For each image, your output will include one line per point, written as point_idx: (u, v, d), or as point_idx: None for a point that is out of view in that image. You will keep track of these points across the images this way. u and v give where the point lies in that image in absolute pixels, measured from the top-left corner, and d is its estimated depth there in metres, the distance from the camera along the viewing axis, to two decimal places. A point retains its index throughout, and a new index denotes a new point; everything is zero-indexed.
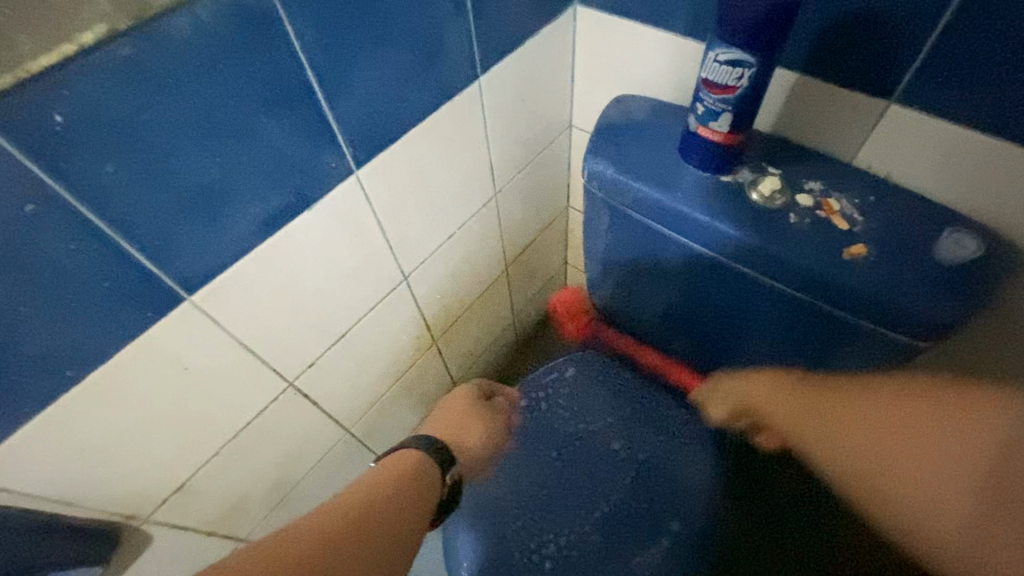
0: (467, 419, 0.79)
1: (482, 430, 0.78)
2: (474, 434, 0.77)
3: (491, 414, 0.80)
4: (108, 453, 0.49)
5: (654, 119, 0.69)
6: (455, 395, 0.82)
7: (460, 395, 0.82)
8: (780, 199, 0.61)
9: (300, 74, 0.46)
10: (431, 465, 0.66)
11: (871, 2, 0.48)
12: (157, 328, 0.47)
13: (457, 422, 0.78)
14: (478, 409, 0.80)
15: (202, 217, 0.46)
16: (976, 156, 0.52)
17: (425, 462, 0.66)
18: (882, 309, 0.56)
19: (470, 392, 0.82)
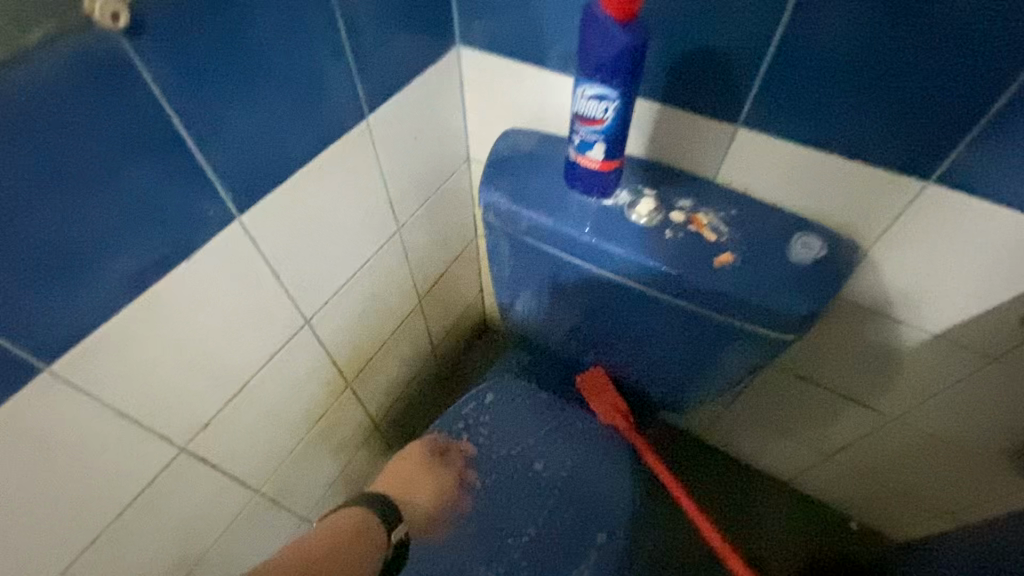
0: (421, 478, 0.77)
1: (432, 488, 0.76)
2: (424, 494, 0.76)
3: (445, 469, 0.78)
4: None
5: (543, 148, 0.72)
6: (411, 451, 0.80)
7: (413, 451, 0.80)
8: (657, 217, 0.65)
9: (166, 123, 0.44)
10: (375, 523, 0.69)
11: (710, 38, 0.56)
12: (10, 404, 0.43)
13: (412, 479, 0.78)
14: (430, 465, 0.78)
15: (56, 279, 0.42)
16: (812, 167, 0.61)
17: (370, 525, 0.68)
18: (754, 312, 0.60)
19: (425, 447, 0.80)
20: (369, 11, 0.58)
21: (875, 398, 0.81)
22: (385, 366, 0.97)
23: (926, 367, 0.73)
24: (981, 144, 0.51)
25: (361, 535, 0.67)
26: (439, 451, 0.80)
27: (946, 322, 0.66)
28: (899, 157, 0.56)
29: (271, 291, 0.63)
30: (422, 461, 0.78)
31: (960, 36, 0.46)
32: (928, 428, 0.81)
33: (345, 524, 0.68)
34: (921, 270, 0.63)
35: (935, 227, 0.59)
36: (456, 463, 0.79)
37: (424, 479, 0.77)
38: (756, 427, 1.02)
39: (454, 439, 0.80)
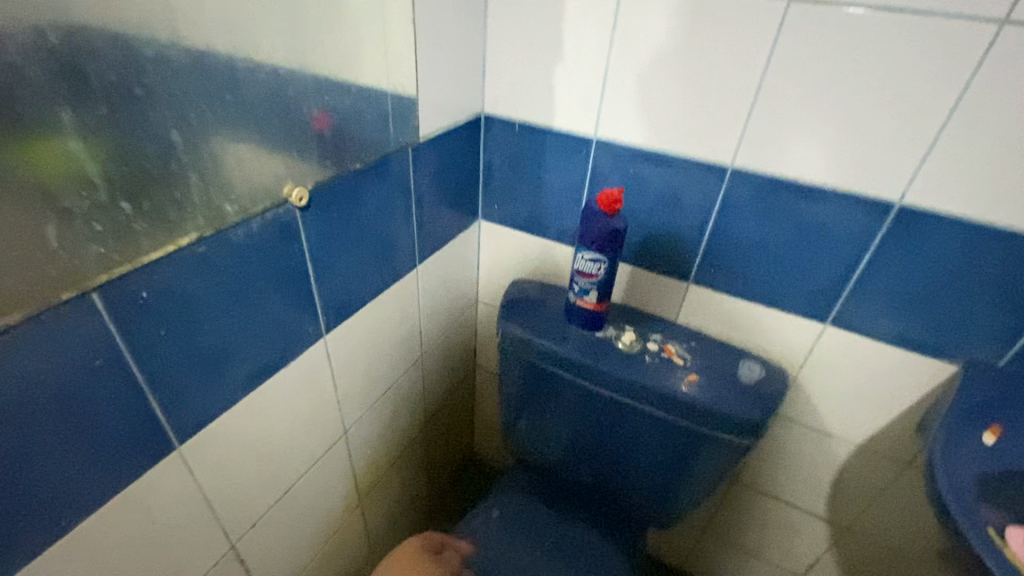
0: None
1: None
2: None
3: (443, 565, 0.79)
4: None
5: (545, 293, 0.94)
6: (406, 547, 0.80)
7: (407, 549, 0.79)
8: (637, 345, 0.84)
9: (304, 263, 0.61)
10: None
11: (667, 224, 0.82)
12: (142, 478, 0.51)
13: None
14: (430, 562, 0.78)
15: (208, 373, 0.54)
16: (744, 311, 0.84)
17: None
18: (718, 420, 0.77)
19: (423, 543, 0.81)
20: (431, 194, 0.82)
21: (825, 508, 0.95)
22: (390, 486, 1.03)
23: (859, 476, 0.89)
24: (853, 297, 0.75)
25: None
26: (435, 550, 0.82)
27: (863, 433, 0.85)
28: (802, 306, 0.79)
29: (328, 399, 0.75)
30: (422, 556, 0.79)
31: (825, 230, 0.72)
32: (874, 537, 0.93)
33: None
34: (835, 390, 0.83)
35: (836, 356, 0.80)
36: (451, 561, 0.82)
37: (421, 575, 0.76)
38: (732, 549, 1.11)
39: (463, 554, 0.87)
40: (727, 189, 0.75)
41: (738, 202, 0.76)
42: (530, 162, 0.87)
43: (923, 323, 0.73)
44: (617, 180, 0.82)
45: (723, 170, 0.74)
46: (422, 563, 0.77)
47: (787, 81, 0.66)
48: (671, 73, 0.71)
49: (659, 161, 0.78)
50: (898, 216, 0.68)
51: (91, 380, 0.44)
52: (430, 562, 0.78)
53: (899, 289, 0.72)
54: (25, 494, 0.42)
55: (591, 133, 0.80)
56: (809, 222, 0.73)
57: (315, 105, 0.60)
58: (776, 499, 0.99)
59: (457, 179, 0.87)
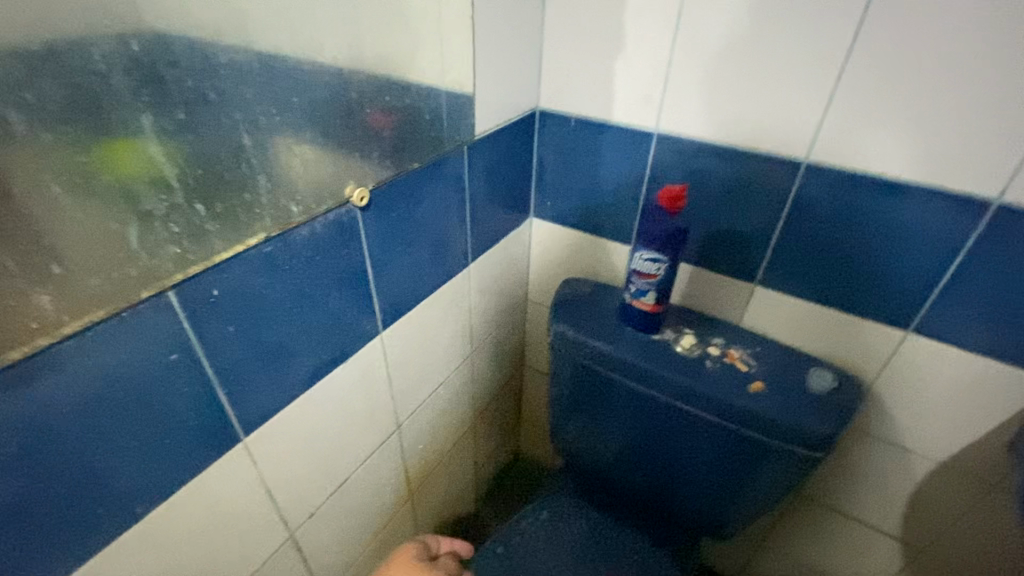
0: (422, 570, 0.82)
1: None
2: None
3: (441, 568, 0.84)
4: None
5: (599, 292, 0.91)
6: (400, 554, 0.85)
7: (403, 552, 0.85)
8: (696, 349, 0.81)
9: (363, 262, 0.62)
10: None
11: (732, 222, 0.77)
12: (208, 469, 0.53)
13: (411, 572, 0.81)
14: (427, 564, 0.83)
15: (272, 369, 0.56)
16: (815, 316, 0.78)
17: None
18: (785, 431, 0.72)
19: (418, 548, 0.86)
20: (485, 193, 0.81)
21: (898, 528, 0.89)
22: (439, 481, 1.05)
23: (938, 495, 0.82)
24: (941, 304, 0.69)
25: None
26: (430, 555, 0.87)
27: (945, 450, 0.78)
28: (881, 312, 0.73)
29: (383, 395, 0.76)
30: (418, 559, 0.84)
31: (911, 230, 0.66)
32: (954, 562, 0.86)
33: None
34: (916, 403, 0.77)
35: (918, 367, 0.74)
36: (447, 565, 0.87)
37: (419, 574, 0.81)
38: (792, 566, 1.05)
39: (513, 554, 0.87)
40: (800, 186, 0.70)
41: (811, 199, 0.71)
42: (585, 158, 0.85)
43: (1023, 334, 0.66)
44: (679, 176, 0.78)
45: (796, 165, 0.69)
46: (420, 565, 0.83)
47: (870, 68, 0.61)
48: (739, 64, 0.67)
49: (723, 156, 0.73)
50: (996, 216, 0.61)
51: (164, 374, 0.46)
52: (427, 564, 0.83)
53: (996, 297, 0.65)
54: (102, 481, 0.44)
55: (651, 128, 0.77)
56: (892, 222, 0.67)
57: (376, 105, 0.60)
58: (842, 515, 0.93)
59: (511, 177, 0.86)
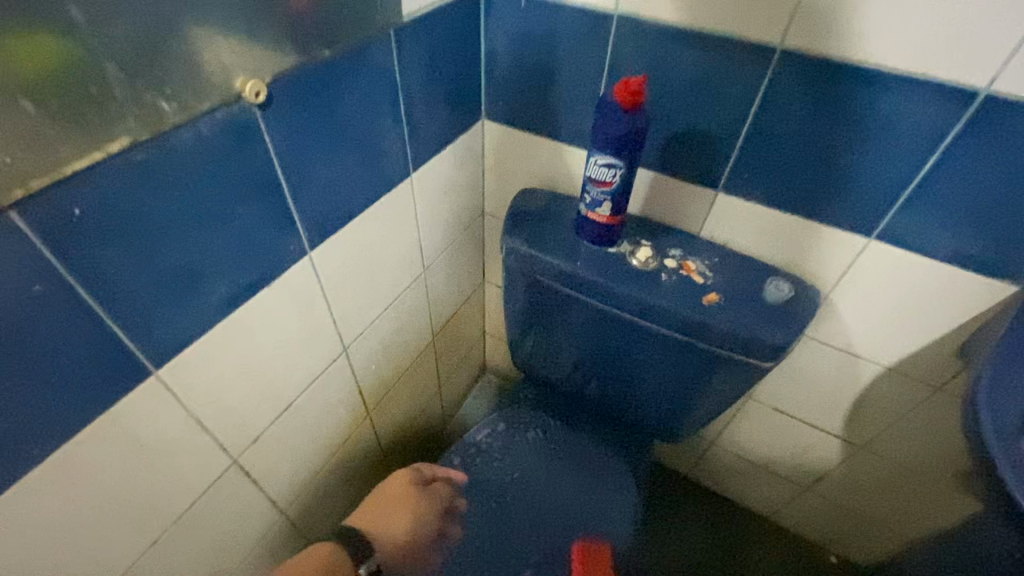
0: (403, 501, 0.82)
1: (414, 515, 0.81)
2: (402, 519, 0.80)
3: (429, 497, 0.83)
4: (49, 541, 0.49)
5: (555, 204, 0.85)
6: (397, 475, 0.85)
7: (399, 475, 0.84)
8: (653, 263, 0.77)
9: (272, 173, 0.54)
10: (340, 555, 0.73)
11: (696, 122, 0.70)
12: (119, 404, 0.49)
13: (390, 502, 0.82)
14: (416, 492, 0.82)
15: (176, 297, 0.50)
16: (778, 224, 0.74)
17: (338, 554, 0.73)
18: (738, 342, 0.71)
19: (410, 476, 0.84)
20: (423, 90, 0.71)
21: (841, 427, 0.93)
22: (398, 398, 1.04)
23: (881, 396, 0.84)
24: (909, 208, 0.65)
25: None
26: (425, 480, 0.85)
27: (894, 355, 0.79)
28: (846, 219, 0.70)
29: (323, 318, 0.72)
30: (408, 487, 0.83)
31: (883, 128, 0.61)
32: (889, 456, 0.91)
33: (322, 554, 0.73)
34: (871, 310, 0.76)
35: (878, 274, 0.72)
36: (442, 493, 0.84)
37: (406, 505, 0.81)
38: (741, 461, 1.12)
39: (472, 464, 0.88)
40: (771, 78, 0.63)
41: (783, 93, 0.63)
42: (537, 48, 0.74)
43: (987, 239, 0.63)
44: (640, 68, 0.69)
45: (768, 53, 0.61)
46: (407, 496, 0.82)
47: None
48: None
49: (689, 43, 0.64)
50: (981, 108, 0.55)
51: (31, 306, 0.40)
52: (415, 493, 0.82)
53: (968, 198, 0.61)
54: None
55: (611, 9, 0.66)
56: (866, 119, 0.61)
57: None
58: (790, 417, 0.97)
59: (454, 72, 0.75)
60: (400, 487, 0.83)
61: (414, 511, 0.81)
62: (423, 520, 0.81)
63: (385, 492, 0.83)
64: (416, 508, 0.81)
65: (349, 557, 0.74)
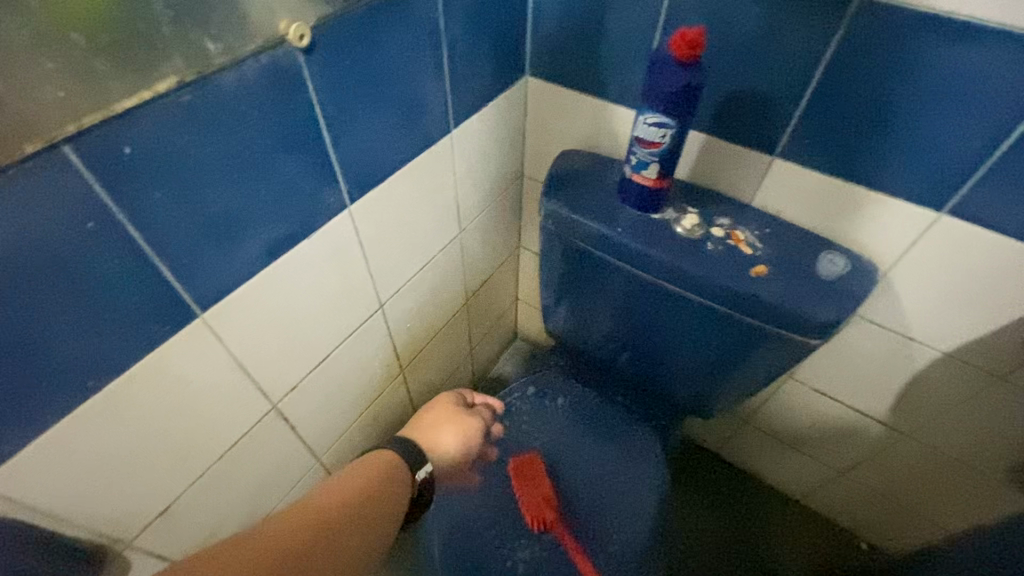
0: (451, 421, 0.77)
1: (463, 433, 0.77)
2: (455, 436, 0.76)
3: (476, 418, 0.80)
4: (107, 471, 0.52)
5: (599, 166, 0.82)
6: (438, 398, 0.80)
7: (440, 400, 0.80)
8: (699, 231, 0.74)
9: (313, 122, 0.53)
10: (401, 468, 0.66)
11: (756, 81, 0.66)
12: (167, 343, 0.51)
13: (437, 422, 0.77)
14: (463, 414, 0.79)
15: (221, 242, 0.51)
16: (838, 195, 0.70)
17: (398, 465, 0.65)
18: (784, 317, 0.68)
19: (452, 398, 0.81)
20: (467, 43, 0.68)
21: (886, 413, 0.89)
22: (431, 357, 1.06)
23: (934, 383, 0.80)
24: (990, 182, 0.59)
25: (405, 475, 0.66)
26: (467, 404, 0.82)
27: (954, 340, 0.74)
28: (917, 191, 0.64)
29: (360, 273, 0.72)
30: (454, 407, 0.79)
31: (970, 91, 0.55)
32: (936, 445, 0.87)
33: (380, 461, 0.65)
34: (933, 291, 0.71)
35: (946, 252, 0.67)
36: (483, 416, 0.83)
37: (457, 422, 0.77)
38: (774, 442, 1.10)
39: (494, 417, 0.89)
40: (846, 31, 0.57)
41: (857, 49, 0.58)
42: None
43: None
44: (699, 21, 0.64)
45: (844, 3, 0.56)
46: (455, 416, 0.78)
47: None
48: None
49: None
50: None
51: (85, 243, 0.41)
52: (463, 412, 0.79)
53: None
54: (41, 355, 0.42)
55: None
56: (951, 79, 0.55)
57: None
58: (832, 400, 0.93)
59: (500, 24, 0.72)
60: (446, 409, 0.78)
61: (466, 429, 0.77)
62: (474, 439, 0.77)
63: (428, 414, 0.78)
64: (466, 426, 0.77)
65: (412, 462, 0.67)
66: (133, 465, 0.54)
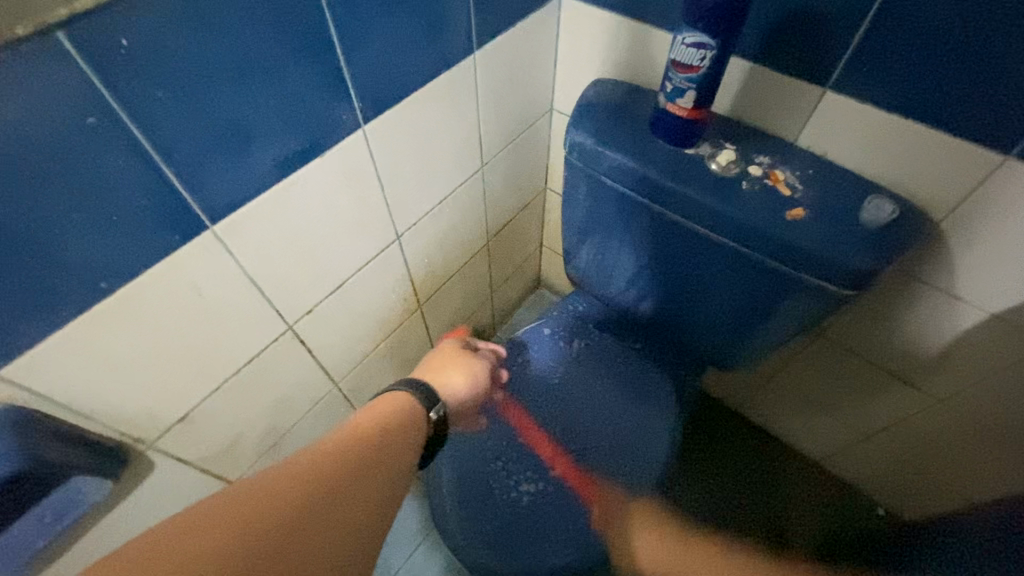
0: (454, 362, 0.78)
1: (468, 373, 0.76)
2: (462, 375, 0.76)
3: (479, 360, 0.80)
4: (124, 372, 0.54)
5: (632, 97, 0.77)
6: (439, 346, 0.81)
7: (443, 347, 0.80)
8: (734, 168, 0.69)
9: (323, 30, 0.50)
10: (415, 406, 0.65)
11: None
12: (179, 252, 0.51)
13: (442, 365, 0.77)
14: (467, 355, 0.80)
15: (227, 152, 0.49)
16: (895, 135, 0.63)
17: (413, 407, 0.64)
18: (820, 264, 0.63)
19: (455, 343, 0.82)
20: None
21: (921, 376, 0.84)
22: (451, 295, 1.05)
23: (981, 347, 0.74)
24: None
25: (417, 417, 0.64)
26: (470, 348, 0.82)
27: (1009, 302, 0.68)
28: (988, 129, 0.57)
29: (377, 200, 0.71)
30: (457, 350, 0.80)
31: None
32: (972, 413, 0.82)
33: (390, 409, 0.63)
34: (991, 246, 0.64)
35: (1012, 203, 0.60)
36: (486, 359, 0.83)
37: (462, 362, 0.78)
38: (797, 400, 1.07)
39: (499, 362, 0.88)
40: None
41: None
42: None
43: None
44: None
45: None
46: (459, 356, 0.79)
47: None
48: None
49: None
50: None
51: (86, 139, 0.40)
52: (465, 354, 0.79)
53: None
54: (51, 253, 0.42)
55: None
56: None
57: None
58: (864, 360, 0.89)
59: None
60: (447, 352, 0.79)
61: (471, 368, 0.77)
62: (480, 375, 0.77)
63: (433, 358, 0.78)
64: (473, 366, 0.77)
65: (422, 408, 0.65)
66: (149, 370, 0.56)
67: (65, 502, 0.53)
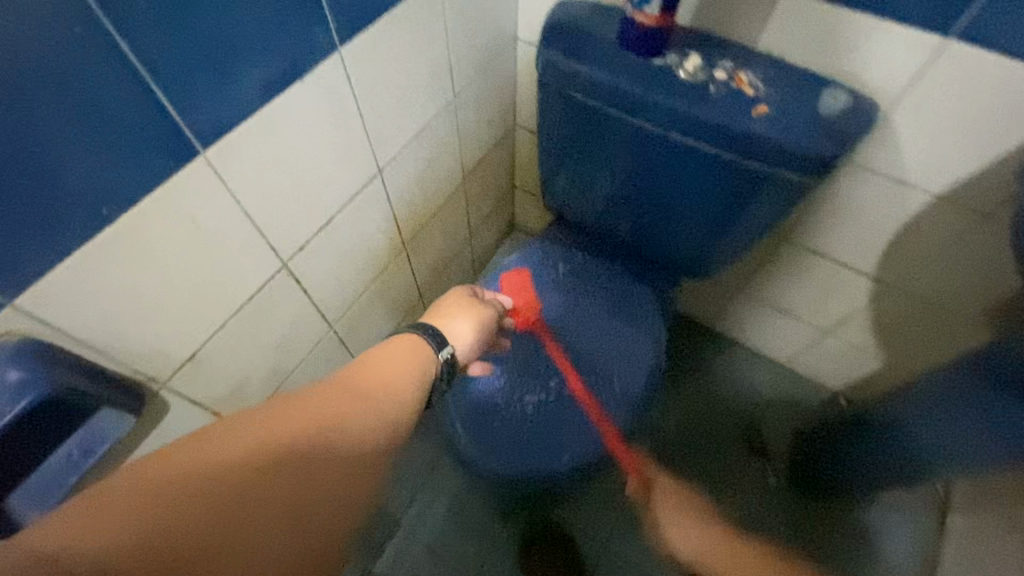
0: (465, 308, 0.78)
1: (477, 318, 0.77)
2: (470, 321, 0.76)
3: (488, 308, 0.81)
4: (131, 308, 0.54)
5: (598, 14, 0.78)
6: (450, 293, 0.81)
7: (454, 293, 0.81)
8: (701, 74, 0.72)
9: None
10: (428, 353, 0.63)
11: None
12: (174, 179, 0.51)
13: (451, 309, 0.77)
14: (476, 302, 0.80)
15: (211, 71, 0.49)
16: (844, 28, 0.67)
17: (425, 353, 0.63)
18: (785, 156, 0.68)
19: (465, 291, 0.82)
20: None
21: (874, 265, 0.92)
22: (433, 236, 1.07)
23: (927, 228, 0.82)
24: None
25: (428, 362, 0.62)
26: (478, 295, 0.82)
27: (948, 181, 0.75)
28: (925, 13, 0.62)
29: (357, 130, 0.71)
30: (466, 297, 0.80)
31: None
32: (920, 293, 0.91)
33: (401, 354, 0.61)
34: (931, 129, 0.71)
35: (948, 84, 0.66)
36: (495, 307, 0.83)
37: (472, 310, 0.78)
38: (765, 307, 1.15)
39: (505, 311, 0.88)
40: None
41: None
42: None
43: None
44: None
45: None
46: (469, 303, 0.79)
47: None
48: None
49: None
50: None
51: (75, 52, 0.40)
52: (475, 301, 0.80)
53: None
54: (52, 176, 0.42)
55: None
56: None
57: None
58: (824, 257, 0.96)
59: None
60: (459, 299, 0.79)
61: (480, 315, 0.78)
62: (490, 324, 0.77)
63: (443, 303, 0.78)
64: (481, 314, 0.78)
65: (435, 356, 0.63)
66: (155, 305, 0.56)
67: (90, 436, 0.54)
